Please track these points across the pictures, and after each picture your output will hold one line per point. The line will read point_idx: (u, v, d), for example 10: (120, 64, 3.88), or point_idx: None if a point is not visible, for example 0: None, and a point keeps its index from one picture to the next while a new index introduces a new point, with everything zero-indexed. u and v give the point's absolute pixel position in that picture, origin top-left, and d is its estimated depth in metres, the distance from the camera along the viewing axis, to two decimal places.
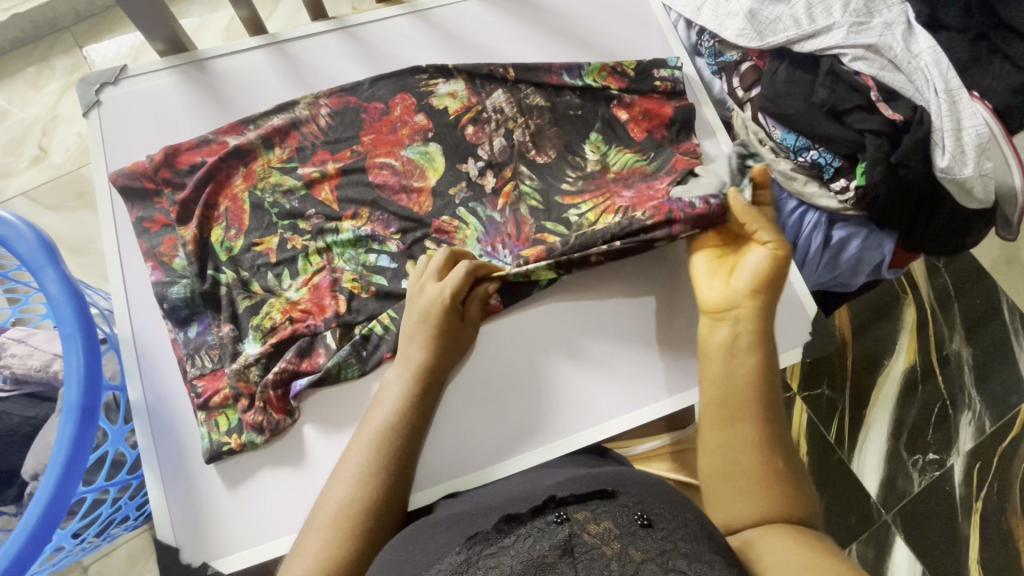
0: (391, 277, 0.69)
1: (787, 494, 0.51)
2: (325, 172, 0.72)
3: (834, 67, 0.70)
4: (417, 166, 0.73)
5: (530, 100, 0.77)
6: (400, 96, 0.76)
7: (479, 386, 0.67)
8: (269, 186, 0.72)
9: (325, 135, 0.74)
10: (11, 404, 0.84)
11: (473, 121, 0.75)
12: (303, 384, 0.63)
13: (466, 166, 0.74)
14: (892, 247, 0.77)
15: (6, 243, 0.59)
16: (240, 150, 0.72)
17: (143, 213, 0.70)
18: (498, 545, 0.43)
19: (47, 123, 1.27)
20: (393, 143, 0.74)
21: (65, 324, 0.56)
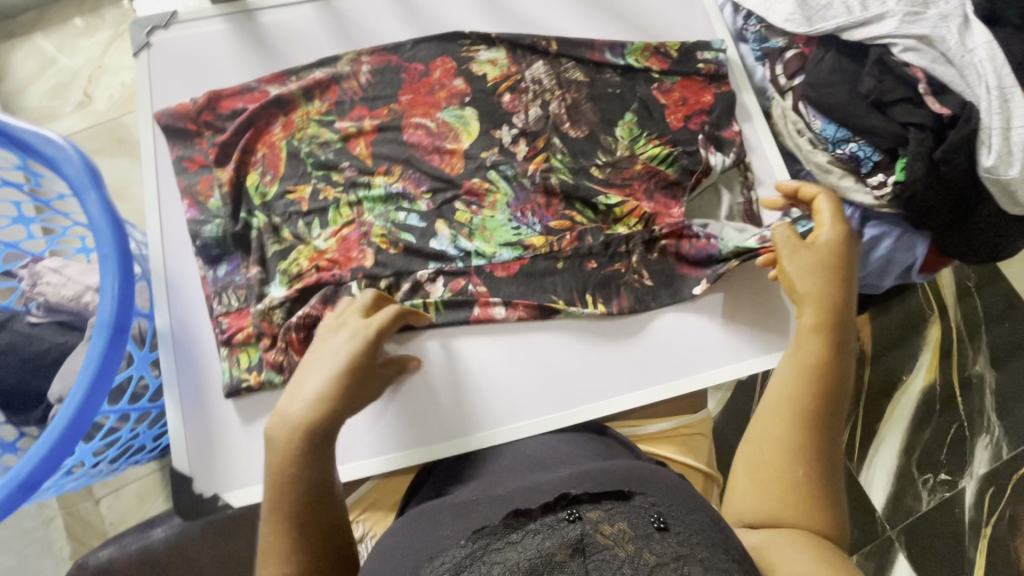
0: (420, 236, 0.70)
1: (807, 508, 0.53)
2: (363, 127, 0.73)
3: (883, 57, 0.69)
4: (452, 129, 0.74)
5: (569, 74, 0.77)
6: (440, 59, 0.76)
7: (484, 361, 0.70)
8: (307, 138, 0.73)
9: (365, 92, 0.75)
10: (44, 330, 0.87)
11: (511, 90, 0.76)
12: None
13: (500, 133, 0.74)
14: (926, 250, 0.77)
15: (55, 165, 0.61)
16: (281, 100, 0.73)
17: (182, 152, 0.71)
18: (505, 541, 0.44)
19: (93, 71, 1.31)
20: (429, 104, 0.75)
21: (104, 246, 0.58)
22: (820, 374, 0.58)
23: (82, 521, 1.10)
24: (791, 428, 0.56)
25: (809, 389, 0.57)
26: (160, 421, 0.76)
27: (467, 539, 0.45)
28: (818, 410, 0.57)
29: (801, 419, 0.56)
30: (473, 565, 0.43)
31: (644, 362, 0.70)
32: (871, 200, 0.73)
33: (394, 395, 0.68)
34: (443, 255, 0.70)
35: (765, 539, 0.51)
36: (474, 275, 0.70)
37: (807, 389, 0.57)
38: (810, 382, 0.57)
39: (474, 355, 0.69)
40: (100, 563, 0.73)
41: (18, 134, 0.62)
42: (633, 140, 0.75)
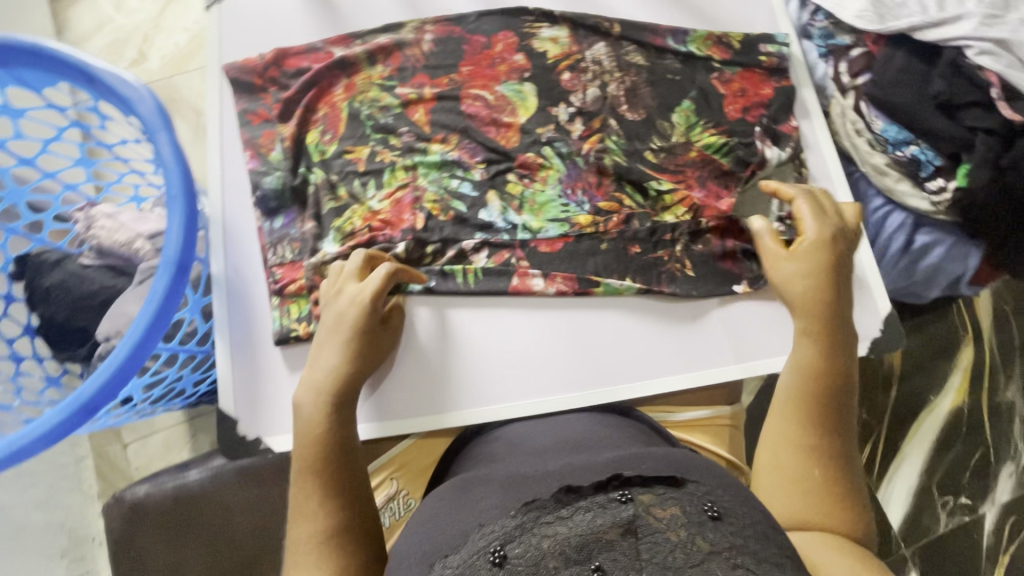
0: (471, 205, 0.71)
1: (838, 503, 0.54)
2: (423, 95, 0.74)
3: (957, 59, 0.68)
4: (510, 103, 0.74)
5: (630, 57, 0.77)
6: (503, 34, 0.77)
7: (518, 334, 0.69)
8: (368, 101, 0.74)
9: (427, 61, 0.76)
10: (94, 272, 0.90)
11: (571, 69, 0.76)
12: None
13: (558, 111, 0.74)
14: (978, 260, 0.76)
15: (130, 105, 0.63)
16: (346, 62, 0.74)
17: (248, 105, 0.73)
18: (555, 515, 0.44)
19: (148, 30, 1.33)
20: (489, 77, 0.75)
21: (173, 187, 0.60)
22: (821, 377, 0.59)
23: (111, 464, 1.11)
24: (802, 428, 0.57)
25: (812, 391, 0.58)
26: (203, 367, 0.78)
27: (517, 511, 0.45)
28: (828, 412, 0.57)
29: (808, 419, 0.57)
30: (523, 536, 0.43)
31: (684, 347, 0.70)
32: (928, 206, 0.73)
33: (424, 358, 0.69)
34: (491, 226, 0.70)
35: (807, 540, 0.51)
36: (518, 248, 0.70)
37: (814, 391, 0.58)
38: (815, 385, 0.58)
39: (487, 330, 0.69)
40: (137, 498, 0.75)
41: (96, 73, 0.63)
42: (689, 127, 0.75)
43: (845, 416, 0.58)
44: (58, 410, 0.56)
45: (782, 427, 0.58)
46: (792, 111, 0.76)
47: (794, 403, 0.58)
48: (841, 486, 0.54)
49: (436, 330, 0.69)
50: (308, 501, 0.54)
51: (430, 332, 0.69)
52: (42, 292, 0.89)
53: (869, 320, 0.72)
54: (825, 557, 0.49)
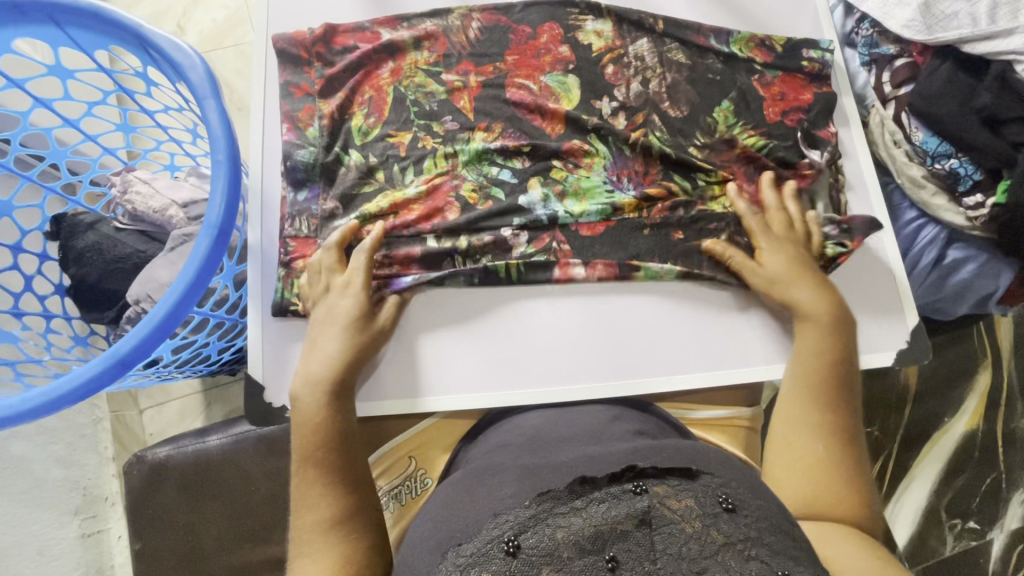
0: (510, 192, 0.71)
1: (842, 482, 0.56)
2: (466, 83, 0.75)
3: (1005, 73, 0.67)
4: (551, 94, 0.75)
5: (672, 55, 0.77)
6: (548, 24, 0.77)
7: (541, 322, 0.69)
8: (411, 84, 0.74)
9: (472, 48, 0.76)
10: (127, 237, 0.92)
11: (614, 62, 0.76)
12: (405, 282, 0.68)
13: (600, 104, 0.75)
14: (1010, 279, 0.76)
15: (181, 71, 0.64)
16: (392, 45, 0.75)
17: (292, 77, 0.74)
18: (570, 505, 0.45)
19: (189, 4, 1.35)
20: (534, 68, 0.76)
21: (218, 152, 0.61)
22: (825, 360, 0.64)
23: (126, 428, 1.12)
24: (807, 408, 0.61)
25: (814, 373, 0.63)
26: (230, 335, 0.80)
27: (531, 501, 0.46)
28: (834, 393, 0.62)
29: (810, 399, 0.62)
30: (537, 526, 0.43)
31: (707, 345, 0.70)
32: (964, 220, 0.73)
33: (447, 341, 0.69)
34: (530, 212, 0.70)
35: (819, 531, 0.52)
36: (557, 232, 0.70)
37: (817, 374, 0.63)
38: (816, 368, 0.63)
39: (489, 318, 0.69)
40: (158, 459, 0.76)
41: (150, 37, 0.64)
42: (729, 127, 0.75)
43: (850, 400, 0.62)
44: (95, 363, 0.57)
45: (787, 409, 0.62)
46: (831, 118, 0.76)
47: (798, 387, 0.63)
48: (846, 469, 0.57)
49: (438, 315, 0.69)
50: (312, 488, 0.56)
51: (431, 315, 0.69)
52: (75, 252, 0.90)
53: (895, 332, 0.71)
54: (839, 546, 0.50)
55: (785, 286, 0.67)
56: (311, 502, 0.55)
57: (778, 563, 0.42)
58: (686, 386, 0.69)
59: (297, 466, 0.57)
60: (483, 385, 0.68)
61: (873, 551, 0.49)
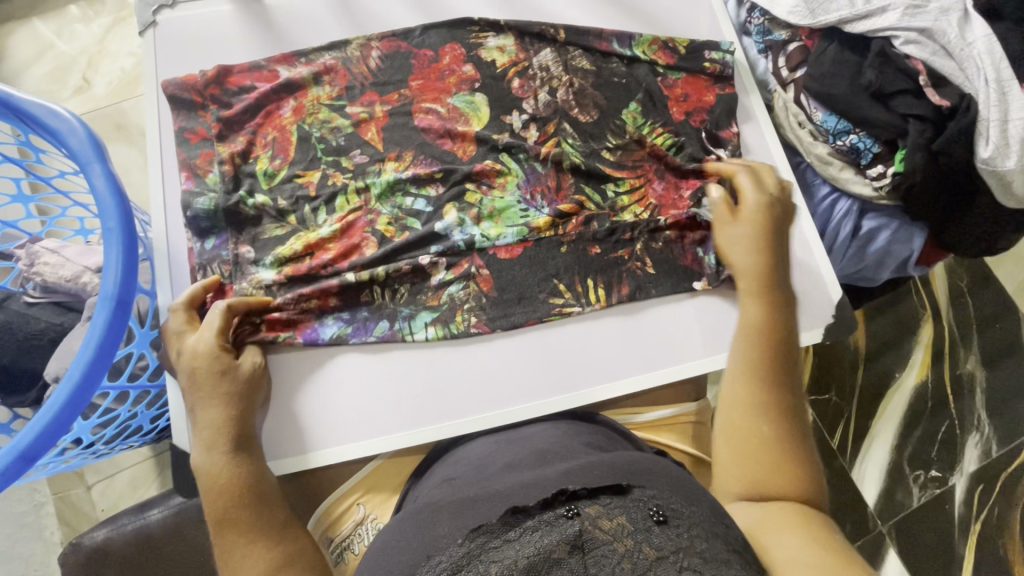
0: (426, 220, 0.70)
1: (784, 471, 0.55)
2: (373, 113, 0.73)
3: (885, 49, 0.70)
4: (460, 114, 0.74)
5: (576, 62, 0.77)
6: (450, 45, 0.76)
7: (489, 347, 0.68)
8: (316, 120, 0.73)
9: (374, 77, 0.75)
10: (40, 311, 0.87)
11: (520, 75, 0.76)
12: (325, 337, 0.66)
13: (511, 118, 0.74)
14: (922, 243, 0.78)
15: (59, 136, 0.60)
16: (292, 82, 0.73)
17: (186, 123, 0.72)
18: (503, 539, 0.45)
19: (93, 55, 1.30)
20: (439, 90, 0.75)
21: (109, 219, 0.58)
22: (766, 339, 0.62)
23: (74, 508, 1.06)
24: (753, 386, 0.59)
25: (761, 346, 0.61)
26: (159, 403, 0.76)
27: (464, 538, 0.46)
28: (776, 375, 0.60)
29: (756, 377, 0.60)
30: (471, 564, 0.44)
31: (647, 346, 0.70)
32: (871, 191, 0.74)
33: (386, 379, 0.67)
34: (447, 238, 0.69)
35: (758, 516, 0.52)
36: (476, 256, 0.69)
37: (762, 349, 0.61)
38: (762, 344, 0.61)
39: (390, 361, 0.67)
40: (96, 543, 0.72)
41: (23, 106, 0.61)
42: (638, 128, 0.76)
43: (789, 372, 0.61)
44: None
45: (735, 386, 0.60)
46: (735, 116, 0.77)
47: (745, 363, 0.61)
48: (786, 447, 0.56)
49: (328, 367, 0.67)
50: (235, 549, 0.53)
51: (313, 374, 0.66)
52: None
53: (823, 307, 0.74)
54: (777, 536, 0.49)
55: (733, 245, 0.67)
56: (236, 563, 0.52)
57: (710, 570, 0.42)
58: (628, 390, 0.68)
59: (212, 529, 0.55)
60: (420, 418, 0.66)
61: (802, 536, 0.49)
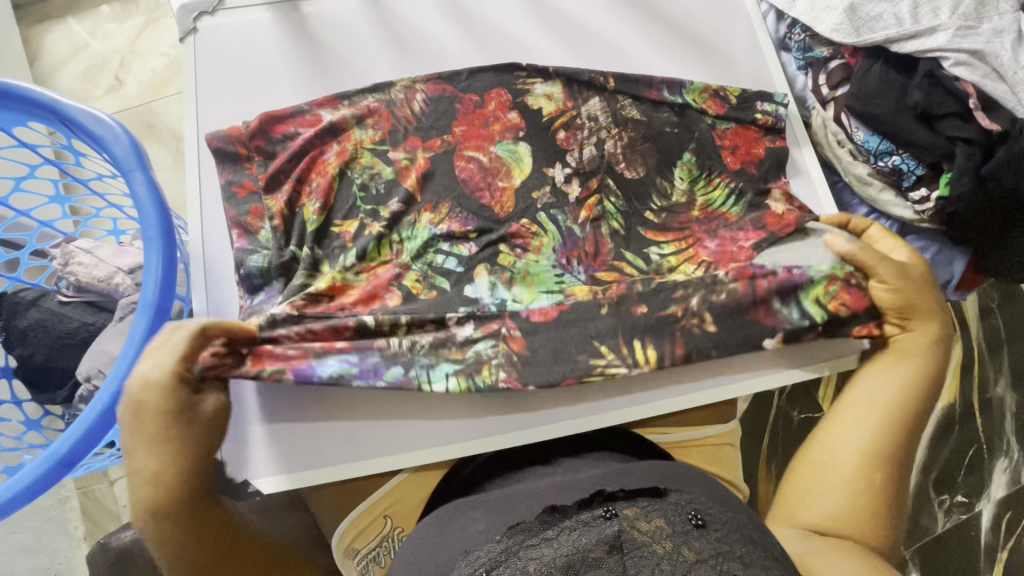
0: (455, 282, 0.69)
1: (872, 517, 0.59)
2: (415, 159, 0.73)
3: (933, 71, 0.68)
4: (500, 159, 0.73)
5: (626, 113, 0.76)
6: (496, 91, 0.76)
7: (519, 374, 0.67)
8: (362, 163, 0.72)
9: (418, 122, 0.75)
10: (73, 310, 0.88)
11: (565, 127, 0.75)
12: (320, 374, 0.62)
13: (553, 171, 0.73)
14: (963, 267, 0.76)
15: (103, 144, 0.61)
16: (333, 128, 0.73)
17: (232, 177, 0.71)
18: (541, 537, 0.48)
19: (125, 56, 1.31)
20: (483, 137, 0.74)
21: (150, 227, 0.59)
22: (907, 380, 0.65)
23: (97, 503, 1.07)
24: (879, 437, 0.61)
25: (888, 403, 0.62)
26: None
27: (502, 535, 0.49)
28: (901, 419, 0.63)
29: (886, 429, 0.61)
30: (509, 560, 0.47)
31: (681, 365, 0.69)
32: (912, 214, 0.73)
33: (414, 400, 0.66)
34: (477, 301, 0.67)
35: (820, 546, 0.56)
36: (508, 318, 0.66)
37: (894, 404, 0.62)
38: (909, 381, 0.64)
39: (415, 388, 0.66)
40: (124, 543, 0.73)
41: (68, 112, 0.62)
42: (692, 181, 0.74)
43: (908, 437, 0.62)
44: (34, 466, 0.55)
45: (857, 430, 0.62)
46: (783, 171, 0.76)
47: (877, 414, 0.62)
48: (875, 497, 0.59)
49: (350, 385, 0.66)
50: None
51: (334, 390, 0.66)
52: (20, 332, 0.86)
53: None
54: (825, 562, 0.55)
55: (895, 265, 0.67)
56: None
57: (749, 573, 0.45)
58: (658, 409, 0.68)
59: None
60: (452, 431, 0.65)
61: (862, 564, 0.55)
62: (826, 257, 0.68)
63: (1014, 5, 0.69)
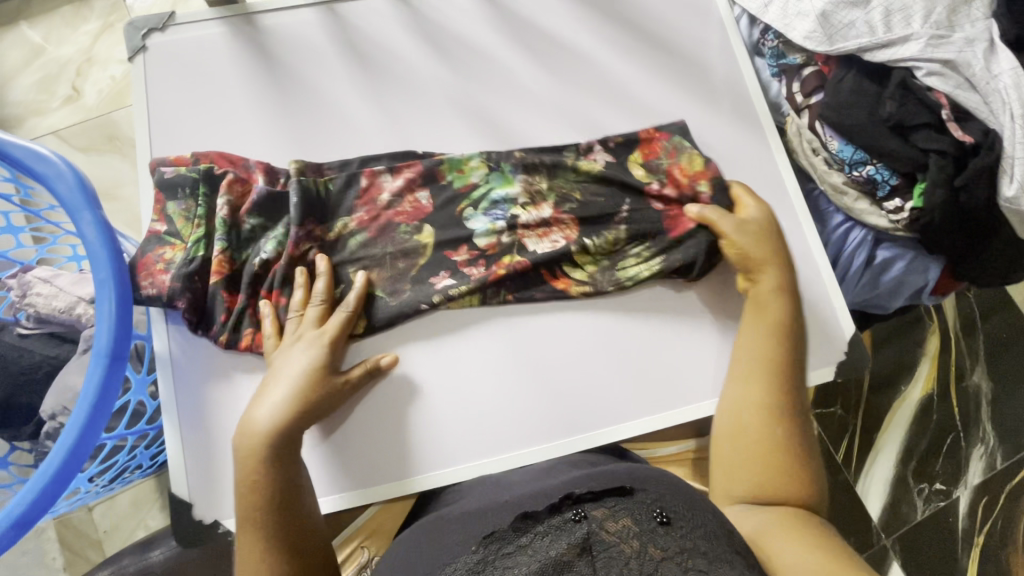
0: (354, 188, 0.70)
1: (794, 468, 0.55)
2: (310, 252, 0.68)
3: (906, 80, 0.68)
4: (405, 248, 0.69)
5: (540, 187, 0.71)
6: (413, 166, 0.71)
7: (539, 379, 0.68)
8: (275, 238, 0.68)
9: (355, 193, 0.70)
10: (34, 342, 0.84)
11: (473, 207, 0.70)
12: (261, 189, 0.68)
13: (439, 281, 0.68)
14: (938, 273, 0.76)
15: (45, 181, 0.59)
16: (266, 204, 0.68)
17: (172, 202, 0.68)
18: (515, 545, 0.45)
19: (81, 65, 1.25)
20: (400, 215, 0.70)
21: (99, 269, 0.57)
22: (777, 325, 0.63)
23: (75, 531, 1.03)
24: (763, 383, 0.59)
25: (782, 333, 0.62)
26: (160, 441, 0.75)
27: (478, 545, 0.46)
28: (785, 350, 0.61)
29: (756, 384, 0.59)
30: (487, 569, 0.44)
31: (649, 385, 0.69)
32: (887, 223, 0.72)
33: (449, 410, 0.67)
34: (342, 201, 0.70)
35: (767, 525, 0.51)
36: (371, 208, 0.70)
37: (776, 338, 0.62)
38: (778, 321, 0.63)
39: (470, 388, 0.67)
40: None
41: (9, 149, 0.59)
42: (617, 262, 0.70)
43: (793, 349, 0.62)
44: None
45: (742, 392, 0.60)
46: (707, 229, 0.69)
47: (758, 359, 0.61)
48: (793, 443, 0.57)
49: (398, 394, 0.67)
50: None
51: (381, 403, 0.66)
52: None
53: (834, 343, 0.72)
54: (780, 546, 0.49)
55: (771, 234, 0.67)
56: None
57: (716, 569, 0.42)
58: (637, 431, 0.67)
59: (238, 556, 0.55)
60: (430, 460, 0.66)
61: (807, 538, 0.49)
62: (740, 102, 0.77)
63: (986, 12, 0.69)
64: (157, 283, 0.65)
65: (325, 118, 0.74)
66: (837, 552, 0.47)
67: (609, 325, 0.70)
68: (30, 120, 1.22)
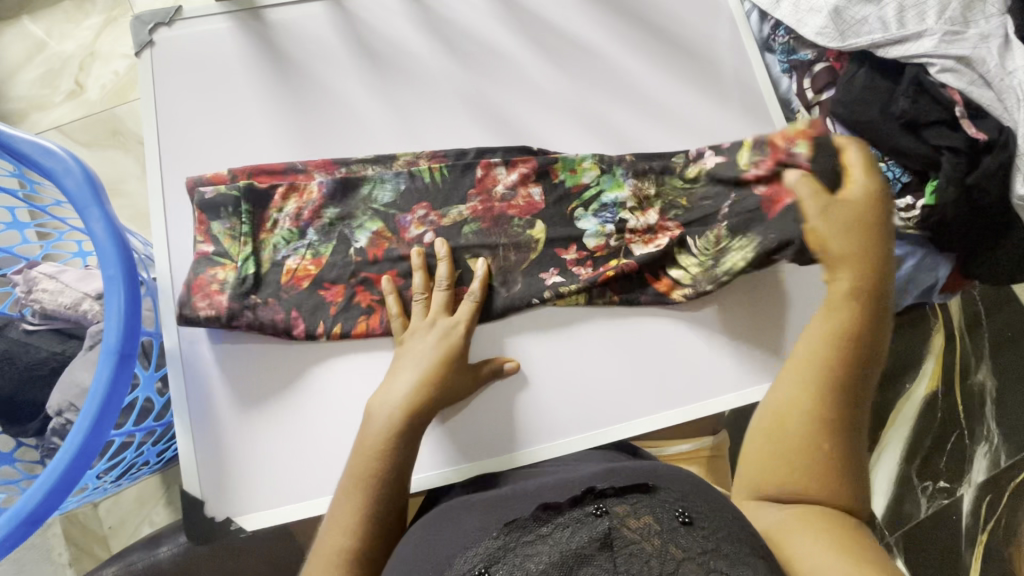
0: (438, 176, 0.70)
1: (830, 478, 0.50)
2: (425, 235, 0.69)
3: (919, 77, 0.67)
4: (517, 241, 0.69)
5: (643, 189, 0.71)
6: (524, 160, 0.71)
7: (591, 367, 0.69)
8: (363, 226, 0.69)
9: (438, 186, 0.70)
10: (40, 338, 0.84)
11: (582, 206, 0.71)
12: (320, 184, 0.69)
13: (548, 276, 0.69)
14: (947, 272, 0.76)
15: (53, 176, 0.58)
16: (340, 193, 0.69)
17: (213, 223, 0.67)
18: (535, 534, 0.45)
19: (84, 59, 1.24)
20: (497, 208, 0.70)
21: (108, 266, 0.56)
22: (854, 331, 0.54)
23: (80, 527, 1.03)
24: (806, 389, 0.53)
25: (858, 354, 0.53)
26: (167, 438, 0.75)
27: (500, 532, 0.47)
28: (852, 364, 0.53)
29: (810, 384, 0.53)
30: (506, 557, 0.44)
31: (659, 382, 0.69)
32: (899, 221, 0.72)
33: (505, 396, 0.67)
34: (399, 184, 0.70)
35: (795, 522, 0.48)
36: (432, 202, 0.70)
37: (839, 349, 0.54)
38: (847, 330, 0.54)
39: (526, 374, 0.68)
40: None
41: (15, 144, 0.59)
42: (717, 258, 0.67)
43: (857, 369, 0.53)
44: None
45: (791, 387, 0.54)
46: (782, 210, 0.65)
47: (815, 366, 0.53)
48: (834, 456, 0.51)
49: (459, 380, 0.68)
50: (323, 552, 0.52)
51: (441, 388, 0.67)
52: None
53: None
54: (801, 546, 0.46)
55: (863, 226, 0.58)
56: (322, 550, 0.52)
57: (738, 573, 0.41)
58: (642, 429, 0.68)
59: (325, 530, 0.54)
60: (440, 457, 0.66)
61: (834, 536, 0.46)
62: (751, 98, 0.77)
63: (1001, 7, 0.68)
64: (214, 304, 0.64)
65: (335, 113, 0.73)
66: (863, 552, 0.44)
67: (646, 317, 0.70)
68: (33, 115, 1.22)
